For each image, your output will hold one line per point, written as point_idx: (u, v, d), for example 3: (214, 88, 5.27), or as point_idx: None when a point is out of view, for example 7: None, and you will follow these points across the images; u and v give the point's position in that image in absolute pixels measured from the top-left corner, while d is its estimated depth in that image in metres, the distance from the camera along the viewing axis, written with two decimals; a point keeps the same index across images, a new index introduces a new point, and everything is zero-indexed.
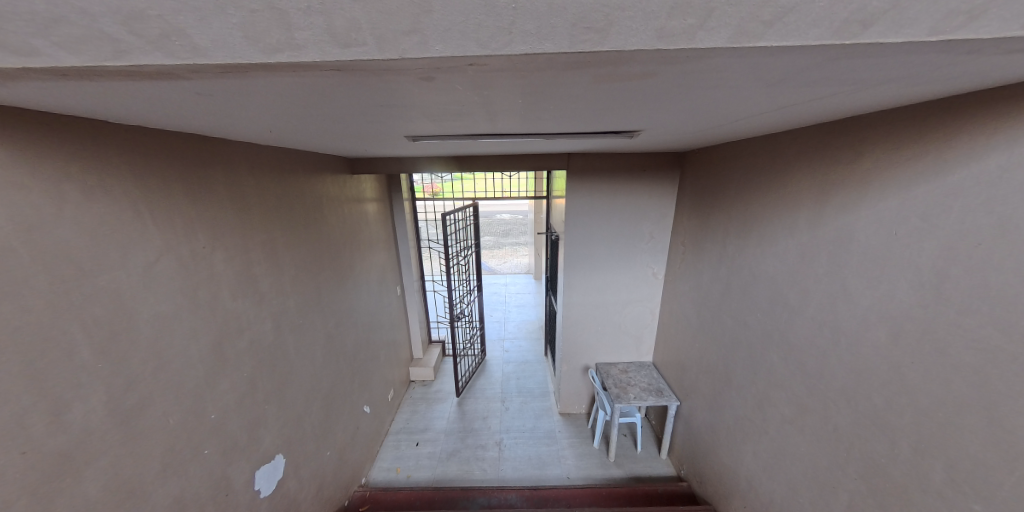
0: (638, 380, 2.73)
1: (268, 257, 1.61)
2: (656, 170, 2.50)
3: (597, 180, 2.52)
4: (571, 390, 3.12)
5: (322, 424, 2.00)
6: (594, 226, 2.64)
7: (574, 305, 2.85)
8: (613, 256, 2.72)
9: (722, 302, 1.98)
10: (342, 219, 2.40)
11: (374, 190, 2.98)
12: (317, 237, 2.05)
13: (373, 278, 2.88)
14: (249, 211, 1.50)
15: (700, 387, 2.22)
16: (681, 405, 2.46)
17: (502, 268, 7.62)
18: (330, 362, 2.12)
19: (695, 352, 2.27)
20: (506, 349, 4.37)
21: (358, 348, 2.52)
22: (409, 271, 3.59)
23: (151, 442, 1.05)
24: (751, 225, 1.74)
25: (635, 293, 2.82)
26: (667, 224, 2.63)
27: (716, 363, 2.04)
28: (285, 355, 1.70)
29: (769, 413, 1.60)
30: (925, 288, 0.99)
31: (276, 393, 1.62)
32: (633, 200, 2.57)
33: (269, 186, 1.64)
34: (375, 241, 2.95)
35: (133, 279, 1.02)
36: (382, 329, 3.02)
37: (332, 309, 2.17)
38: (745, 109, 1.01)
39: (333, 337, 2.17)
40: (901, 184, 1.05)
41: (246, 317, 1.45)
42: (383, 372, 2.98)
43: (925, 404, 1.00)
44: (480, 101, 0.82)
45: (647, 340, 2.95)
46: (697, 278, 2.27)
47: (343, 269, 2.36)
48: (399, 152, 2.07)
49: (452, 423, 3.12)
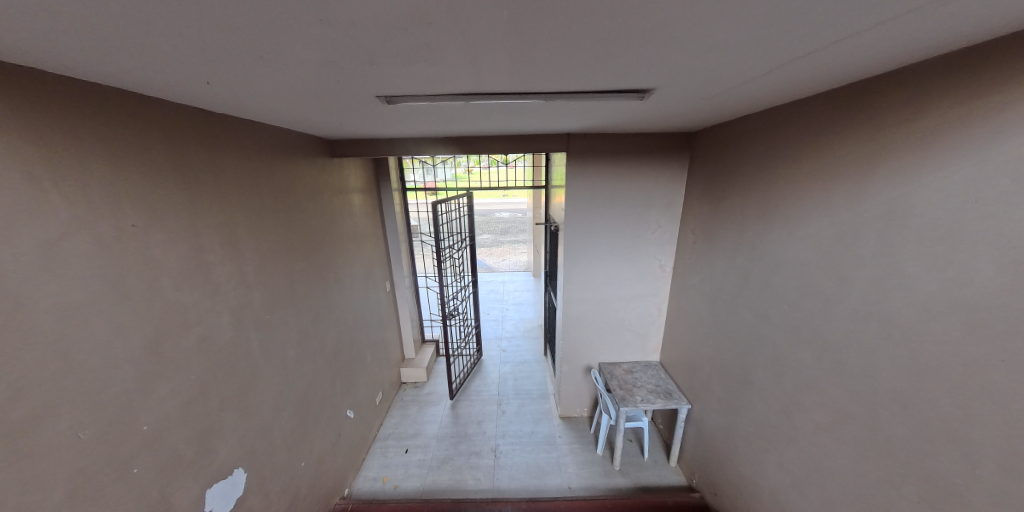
0: (644, 381, 2.53)
1: (226, 242, 1.41)
2: (664, 152, 2.30)
3: (600, 163, 2.33)
4: (571, 392, 2.92)
5: (296, 433, 1.80)
6: (596, 214, 2.44)
7: (574, 301, 2.66)
8: (616, 246, 2.51)
9: (739, 293, 1.79)
10: (321, 205, 2.19)
11: (360, 180, 2.78)
12: (291, 224, 1.86)
13: (359, 273, 2.68)
14: (199, 189, 1.30)
15: (713, 389, 2.03)
16: (692, 409, 2.26)
17: (501, 266, 7.43)
18: (307, 362, 1.93)
19: (708, 350, 2.07)
20: (504, 349, 4.16)
21: (341, 347, 2.33)
22: (399, 266, 3.38)
23: (53, 460, 0.85)
24: (774, 205, 1.53)
25: (640, 287, 2.61)
26: (674, 212, 2.43)
27: (732, 362, 1.84)
28: (248, 355, 1.50)
29: (799, 420, 1.40)
30: (1016, 266, 0.79)
31: (236, 399, 1.42)
32: (639, 185, 2.37)
33: (228, 162, 1.44)
34: (360, 233, 2.75)
35: (25, 259, 0.82)
36: (369, 327, 2.81)
37: (308, 305, 1.96)
38: (792, 39, 0.81)
39: (309, 336, 1.96)
40: (982, 140, 0.85)
41: (195, 311, 1.25)
42: (370, 373, 2.79)
43: (1016, 410, 0.80)
44: (452, 13, 0.62)
45: (653, 339, 2.75)
46: (709, 268, 2.06)
47: (323, 260, 2.16)
48: (380, 127, 1.86)
49: (445, 428, 2.92)
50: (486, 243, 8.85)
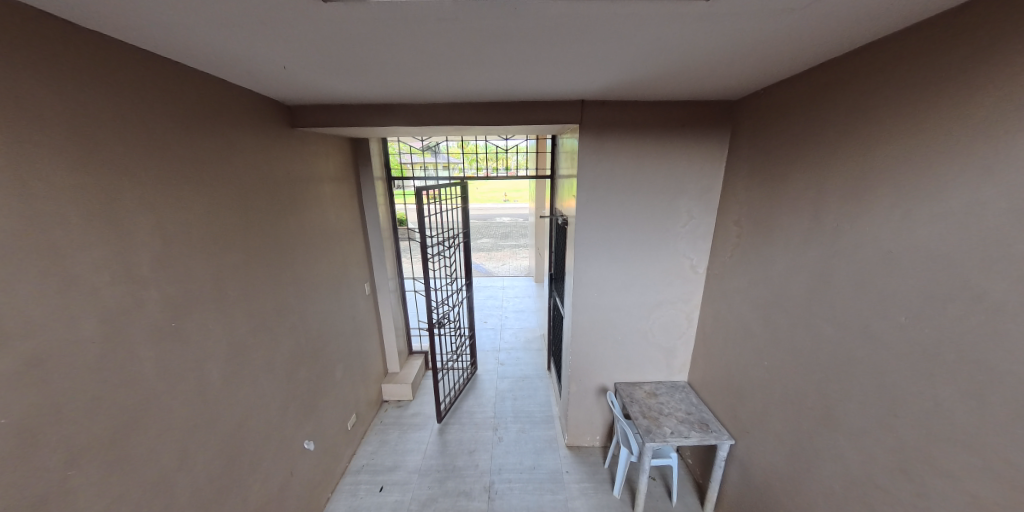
0: (672, 407, 2.07)
1: (94, 217, 0.96)
2: (700, 125, 1.87)
3: (620, 139, 1.90)
4: (580, 417, 2.46)
5: (220, 482, 1.35)
6: (615, 202, 2.00)
7: (586, 308, 2.21)
8: (639, 242, 2.07)
9: (812, 299, 1.34)
10: (275, 183, 1.76)
11: (332, 161, 2.35)
12: (223, 203, 1.41)
13: (328, 272, 2.23)
14: (31, 130, 0.84)
15: (770, 424, 1.57)
16: (735, 446, 1.80)
17: (502, 269, 6.99)
18: (243, 386, 1.48)
19: (762, 372, 1.62)
20: (502, 363, 3.69)
21: (299, 364, 1.87)
22: (382, 266, 2.94)
23: None
24: (879, 174, 1.10)
25: (666, 292, 2.16)
26: (711, 200, 1.99)
27: (802, 391, 1.39)
28: (134, 381, 1.05)
29: (937, 488, 0.94)
30: None
31: (105, 447, 0.97)
32: (668, 167, 1.94)
33: (116, 109, 1.04)
34: (331, 224, 2.30)
35: None
36: (340, 338, 2.35)
37: (248, 310, 1.52)
38: None
39: (248, 349, 1.51)
40: None
41: (19, 316, 0.81)
42: (341, 392, 2.33)
43: None
44: None
45: (681, 355, 2.29)
46: (761, 268, 1.62)
47: (275, 254, 1.72)
48: (344, 79, 1.44)
49: (430, 459, 2.44)
50: (486, 246, 8.42)
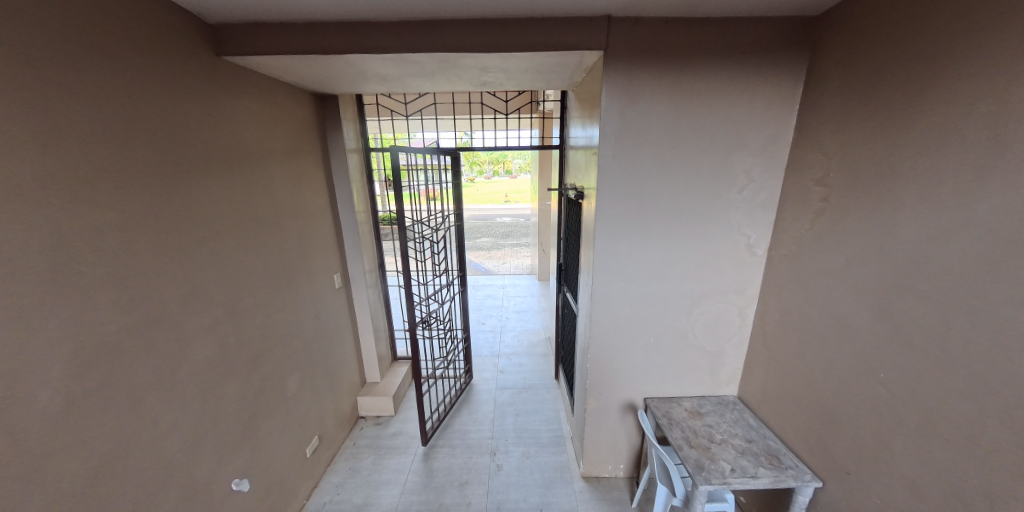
0: (726, 432, 1.57)
1: None
2: (764, 53, 1.40)
3: (658, 73, 1.43)
4: (599, 440, 1.95)
5: None
6: (650, 160, 1.52)
7: (609, 301, 1.71)
8: (680, 214, 1.58)
9: (990, 276, 0.84)
10: (192, 128, 1.29)
11: (288, 119, 1.88)
12: (74, 134, 0.93)
13: (280, 255, 1.76)
14: None
15: (891, 465, 1.07)
16: (823, 490, 1.30)
17: (502, 268, 6.45)
18: (112, 413, 0.99)
19: (874, 390, 1.12)
20: (502, 370, 3.19)
21: (223, 377, 1.38)
22: (358, 255, 2.46)
23: None
24: None
25: (713, 281, 1.67)
26: (776, 157, 1.51)
27: (967, 422, 0.89)
28: None
29: None
30: None
31: None
32: (721, 112, 1.46)
33: None
34: (285, 196, 1.83)
35: None
36: (296, 342, 1.86)
37: (126, 299, 1.04)
38: None
39: (124, 358, 1.03)
40: None
41: None
42: (297, 409, 1.84)
43: None
44: None
45: (730, 363, 1.79)
46: (867, 239, 1.14)
47: (184, 223, 1.24)
48: None
49: (412, 494, 1.94)
50: (485, 244, 7.92)
